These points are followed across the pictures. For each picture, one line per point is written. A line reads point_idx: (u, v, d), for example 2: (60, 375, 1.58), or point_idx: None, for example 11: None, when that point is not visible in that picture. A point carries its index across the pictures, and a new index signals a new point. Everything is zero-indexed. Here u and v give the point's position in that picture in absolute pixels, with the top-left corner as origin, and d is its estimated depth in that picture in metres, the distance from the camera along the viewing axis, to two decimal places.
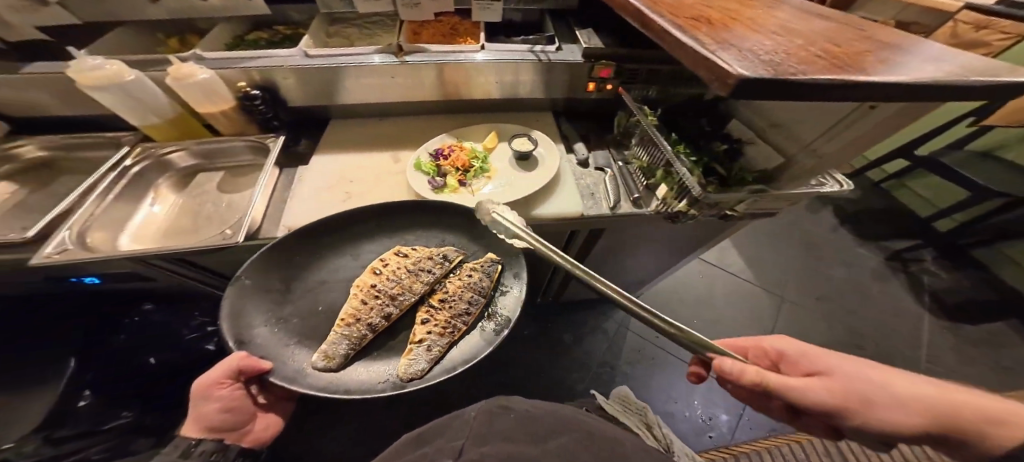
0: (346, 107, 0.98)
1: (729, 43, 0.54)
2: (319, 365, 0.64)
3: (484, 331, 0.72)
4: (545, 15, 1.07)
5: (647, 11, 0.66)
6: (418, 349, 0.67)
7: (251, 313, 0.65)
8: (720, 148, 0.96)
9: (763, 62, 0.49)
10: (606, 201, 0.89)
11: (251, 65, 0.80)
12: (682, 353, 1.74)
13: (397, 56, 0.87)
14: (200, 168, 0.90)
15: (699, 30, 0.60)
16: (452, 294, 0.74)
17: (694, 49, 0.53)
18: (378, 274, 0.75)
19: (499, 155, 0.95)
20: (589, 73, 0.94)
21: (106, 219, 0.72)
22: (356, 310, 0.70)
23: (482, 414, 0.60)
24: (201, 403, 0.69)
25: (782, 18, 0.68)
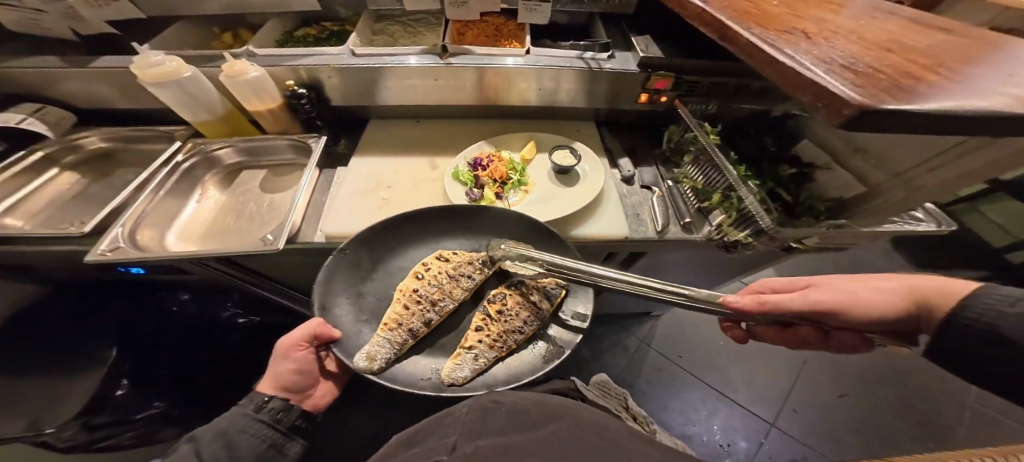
0: (386, 108, 0.96)
1: (836, 66, 0.48)
2: (359, 366, 0.60)
3: (534, 353, 0.69)
4: (595, 18, 1.00)
5: (732, 24, 0.61)
6: (467, 355, 0.65)
7: (338, 283, 0.70)
8: (786, 172, 0.88)
9: (887, 89, 0.42)
10: (653, 224, 0.83)
11: (299, 63, 0.79)
12: (710, 377, 1.62)
13: (443, 58, 0.84)
14: (243, 165, 0.92)
15: (795, 48, 0.53)
16: (510, 308, 0.70)
17: (796, 68, 0.48)
18: (420, 278, 0.73)
19: (537, 167, 0.90)
20: (644, 84, 0.88)
21: (156, 215, 0.77)
22: (399, 314, 0.68)
23: (472, 410, 0.53)
24: (280, 360, 0.72)
25: (892, 33, 0.59)
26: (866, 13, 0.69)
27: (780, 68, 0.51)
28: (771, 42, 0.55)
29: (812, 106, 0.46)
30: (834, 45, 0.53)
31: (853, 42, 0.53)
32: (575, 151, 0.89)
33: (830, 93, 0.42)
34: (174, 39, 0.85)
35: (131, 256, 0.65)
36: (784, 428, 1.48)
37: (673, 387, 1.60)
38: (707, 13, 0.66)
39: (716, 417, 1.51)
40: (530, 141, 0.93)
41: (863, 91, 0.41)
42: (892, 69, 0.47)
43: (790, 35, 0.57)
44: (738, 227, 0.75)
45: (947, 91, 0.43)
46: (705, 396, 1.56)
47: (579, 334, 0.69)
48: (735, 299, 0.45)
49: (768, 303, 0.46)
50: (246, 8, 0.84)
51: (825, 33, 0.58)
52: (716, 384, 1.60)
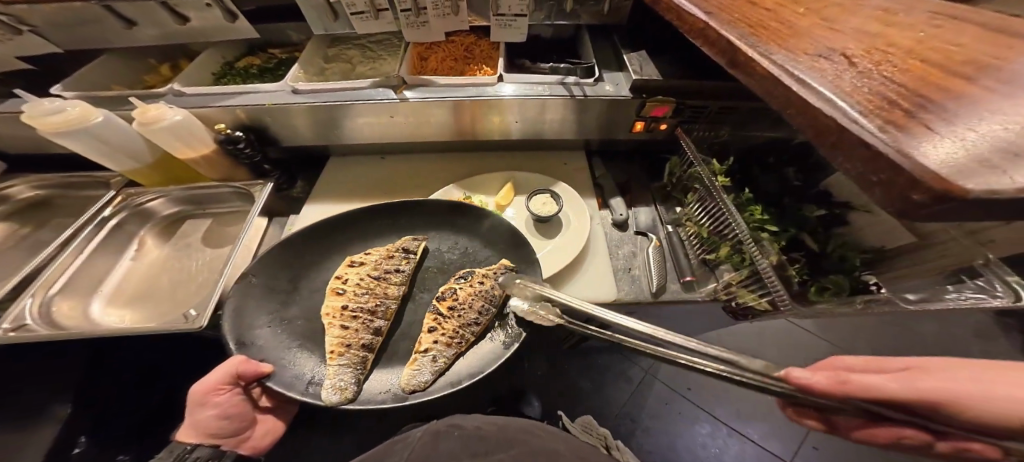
0: (344, 146, 0.85)
1: (900, 111, 0.33)
2: (331, 399, 0.54)
3: (494, 342, 0.61)
4: (583, 30, 0.85)
5: (745, 44, 0.47)
6: (423, 358, 0.58)
7: (253, 313, 0.62)
8: (816, 213, 0.72)
9: (1000, 152, 0.27)
10: (648, 280, 0.69)
11: (232, 104, 0.67)
12: (722, 410, 1.45)
13: (400, 91, 0.72)
14: (183, 214, 0.81)
15: (833, 82, 0.38)
16: (462, 301, 0.62)
17: (838, 117, 0.34)
18: (343, 293, 0.65)
19: (514, 213, 0.77)
20: (639, 112, 0.75)
21: (78, 281, 0.67)
22: (342, 337, 0.60)
23: (427, 435, 0.61)
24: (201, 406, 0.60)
25: (971, 48, 0.44)
26: (922, 19, 0.53)
27: (815, 113, 0.37)
28: (799, 71, 0.40)
29: (862, 176, 0.32)
30: (889, 76, 0.39)
31: (914, 73, 0.39)
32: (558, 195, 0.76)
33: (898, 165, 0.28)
34: (98, 76, 0.75)
35: (30, 336, 0.55)
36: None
37: (681, 422, 1.43)
38: (712, 28, 0.51)
39: (728, 455, 1.35)
40: (507, 183, 0.80)
41: (958, 165, 0.26)
42: (997, 108, 0.31)
43: (826, 60, 0.42)
44: (752, 288, 0.60)
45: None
46: (717, 432, 1.39)
47: None
48: (800, 375, 0.27)
49: (849, 385, 0.25)
50: (174, 38, 0.73)
51: (873, 56, 0.43)
52: (727, 418, 1.42)
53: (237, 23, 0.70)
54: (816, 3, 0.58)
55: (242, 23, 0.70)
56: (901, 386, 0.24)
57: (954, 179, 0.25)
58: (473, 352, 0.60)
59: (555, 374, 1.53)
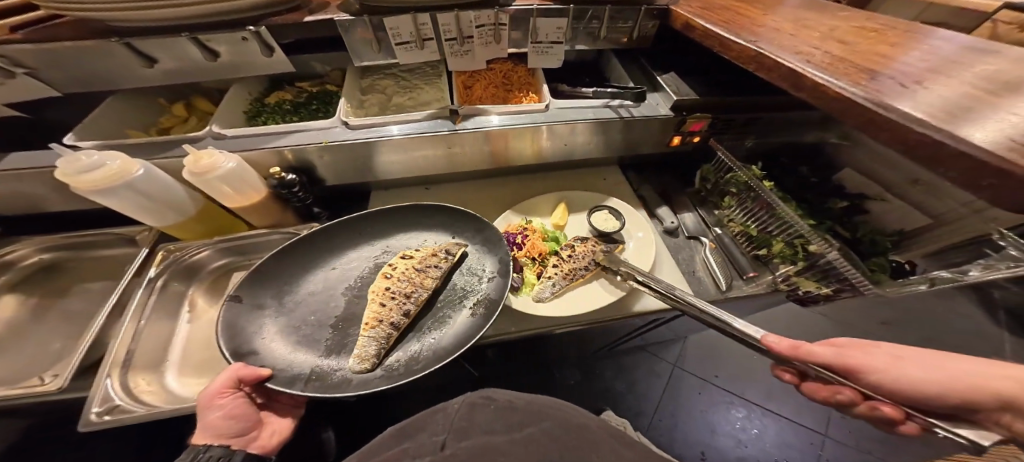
0: (386, 179, 0.80)
1: (981, 119, 0.36)
2: (354, 368, 0.54)
3: (468, 317, 0.61)
4: (607, 54, 0.90)
5: (793, 62, 0.52)
6: (545, 282, 0.65)
7: (247, 326, 0.58)
8: (838, 206, 0.79)
9: None
10: (713, 280, 0.72)
11: (283, 144, 0.62)
12: (752, 393, 1.48)
13: (456, 122, 0.71)
14: (232, 266, 0.74)
15: (903, 96, 0.42)
16: (579, 253, 0.69)
17: (915, 123, 0.38)
18: (389, 278, 0.65)
19: (574, 231, 0.78)
20: (678, 128, 0.78)
21: (146, 352, 0.58)
22: (377, 312, 0.59)
23: (463, 406, 0.53)
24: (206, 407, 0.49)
25: (974, 55, 0.49)
26: (912, 31, 0.61)
27: (904, 129, 0.39)
28: (856, 85, 0.45)
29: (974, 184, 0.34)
30: (935, 84, 0.43)
31: (957, 78, 0.44)
32: (615, 210, 0.78)
33: (1005, 170, 0.30)
34: (108, 122, 0.68)
35: (143, 416, 0.49)
36: (838, 437, 1.37)
37: (719, 408, 1.45)
38: (766, 54, 0.54)
39: (767, 434, 1.39)
40: (560, 203, 0.80)
41: None
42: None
43: (876, 79, 0.46)
44: (814, 277, 0.65)
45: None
46: (751, 412, 1.43)
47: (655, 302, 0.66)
48: (771, 340, 0.45)
49: (800, 349, 0.44)
50: (197, 76, 0.67)
51: (910, 67, 0.48)
52: (758, 399, 1.46)
53: (272, 57, 0.66)
54: (821, 29, 0.62)
55: (279, 57, 0.66)
56: (832, 354, 0.45)
57: None
58: (449, 328, 0.60)
59: (590, 381, 1.53)
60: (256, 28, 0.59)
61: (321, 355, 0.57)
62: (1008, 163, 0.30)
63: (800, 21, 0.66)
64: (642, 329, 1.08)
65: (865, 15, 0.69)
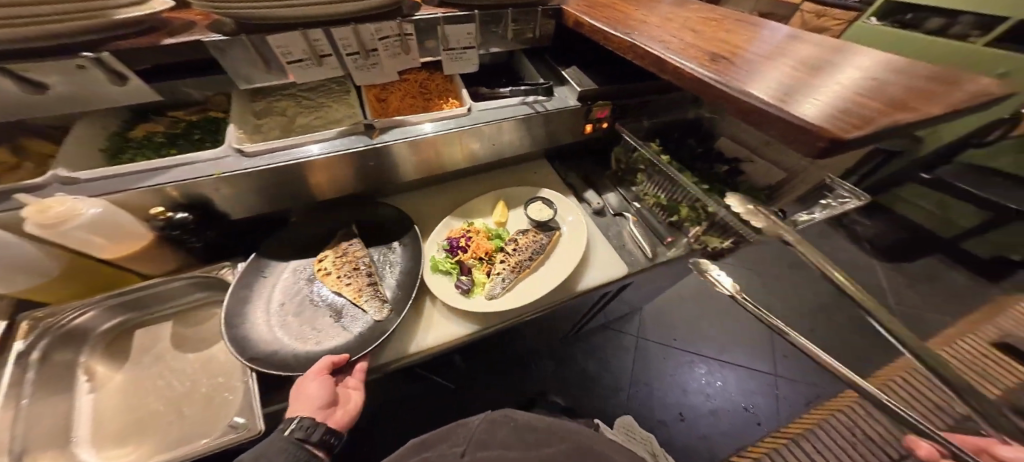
0: (304, 204, 0.73)
1: (784, 89, 0.47)
2: (380, 314, 0.61)
3: (404, 248, 0.72)
4: (517, 54, 0.94)
5: (661, 52, 0.60)
6: (495, 278, 0.68)
7: (276, 357, 0.56)
8: (721, 171, 0.91)
9: (841, 105, 0.42)
10: (641, 251, 0.82)
11: (162, 182, 0.53)
12: (702, 347, 1.77)
13: (373, 136, 0.67)
14: (131, 322, 0.67)
15: (736, 75, 0.52)
16: (523, 245, 0.73)
17: (746, 97, 0.48)
18: (329, 271, 0.67)
19: (516, 226, 0.81)
20: (587, 116, 0.85)
21: (38, 435, 0.51)
22: (351, 288, 0.64)
23: (484, 422, 0.58)
24: (304, 382, 0.52)
25: (781, 44, 0.63)
26: (743, 20, 0.76)
27: (740, 102, 0.49)
28: (708, 69, 0.55)
29: (787, 140, 0.44)
30: (759, 67, 0.55)
31: (769, 60, 0.57)
32: (548, 201, 0.83)
33: (803, 128, 0.41)
34: None
35: None
36: (788, 376, 1.68)
37: (684, 369, 1.70)
38: (639, 45, 0.63)
39: (729, 384, 1.65)
40: (499, 202, 0.82)
41: (827, 119, 0.40)
42: (825, 84, 0.49)
43: (717, 62, 0.57)
44: (717, 234, 0.75)
45: (895, 100, 0.44)
46: (712, 368, 1.70)
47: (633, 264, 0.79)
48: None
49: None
50: (14, 116, 0.53)
51: (738, 52, 0.60)
52: (713, 354, 1.74)
53: (126, 86, 0.56)
54: (678, 20, 0.74)
55: (136, 84, 0.56)
56: None
57: (833, 129, 0.38)
58: (402, 264, 0.69)
59: (565, 367, 1.68)
60: (96, 54, 0.48)
61: (353, 328, 0.61)
62: (802, 122, 0.41)
63: (665, 14, 0.77)
64: (595, 308, 1.19)
65: (713, 8, 0.84)
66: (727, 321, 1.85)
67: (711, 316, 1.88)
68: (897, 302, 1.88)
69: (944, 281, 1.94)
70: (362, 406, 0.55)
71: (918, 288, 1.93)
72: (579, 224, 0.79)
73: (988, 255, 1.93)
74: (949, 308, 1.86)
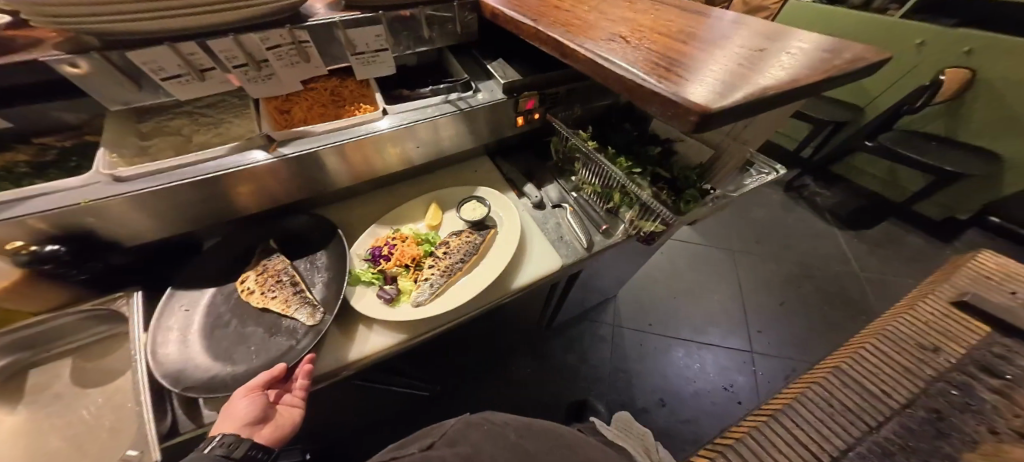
0: (212, 224, 0.68)
1: (665, 69, 0.48)
2: (312, 322, 0.60)
3: (332, 256, 0.68)
4: (444, 52, 0.90)
5: (564, 38, 0.59)
6: (424, 284, 0.66)
7: (212, 380, 0.53)
8: (656, 151, 0.90)
9: (712, 83, 0.44)
10: (579, 241, 0.82)
11: (14, 216, 0.47)
12: (679, 331, 1.79)
13: (271, 150, 0.63)
14: (19, 366, 0.61)
15: (627, 57, 0.52)
16: (453, 247, 0.72)
17: (634, 78, 0.47)
18: (250, 290, 0.63)
19: (449, 229, 0.78)
20: (516, 109, 0.85)
21: None
22: (277, 304, 0.61)
23: (460, 423, 0.59)
24: (234, 402, 0.50)
25: (682, 22, 0.64)
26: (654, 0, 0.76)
27: (628, 82, 0.49)
28: (603, 53, 0.54)
29: (666, 116, 0.44)
30: (653, 46, 0.55)
31: (662, 39, 0.57)
32: (483, 199, 0.81)
33: (680, 105, 0.41)
34: None
35: None
36: (763, 350, 1.71)
37: (662, 353, 1.72)
38: (543, 31, 0.62)
39: (708, 364, 1.68)
40: (432, 204, 0.80)
41: (700, 96, 0.41)
42: (717, 60, 0.50)
43: (613, 42, 0.57)
44: (647, 218, 0.75)
45: (763, 74, 0.46)
46: (689, 350, 1.72)
47: (573, 253, 0.80)
48: None
49: None
50: None
51: (638, 32, 0.60)
52: (690, 336, 1.76)
53: None
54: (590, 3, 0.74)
55: None
56: None
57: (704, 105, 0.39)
58: (327, 277, 0.66)
59: (543, 364, 1.68)
60: None
61: (288, 340, 0.58)
62: (677, 99, 0.41)
63: None
64: (553, 300, 1.18)
65: None
66: (699, 301, 1.88)
67: (683, 296, 1.90)
68: (862, 268, 1.95)
69: (899, 242, 2.04)
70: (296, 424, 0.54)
71: (878, 252, 2.01)
72: (512, 220, 0.78)
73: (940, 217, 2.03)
74: (901, 269, 1.94)
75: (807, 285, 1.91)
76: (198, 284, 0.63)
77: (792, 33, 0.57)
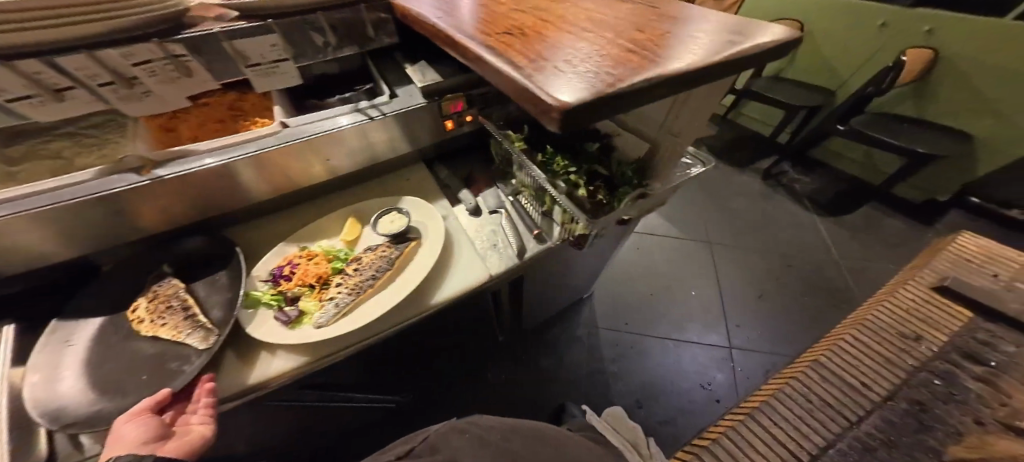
0: (102, 250, 0.64)
1: (541, 62, 0.42)
2: (207, 343, 0.56)
3: (237, 278, 0.64)
4: (366, 60, 0.83)
5: (450, 33, 0.53)
6: (328, 304, 0.63)
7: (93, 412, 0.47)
8: (593, 147, 0.83)
9: (584, 76, 0.37)
10: (510, 248, 0.78)
11: None
12: (657, 330, 1.74)
13: (143, 173, 0.57)
14: None
15: (507, 49, 0.46)
16: (365, 263, 0.68)
17: (504, 74, 0.41)
18: (140, 321, 0.58)
19: (367, 243, 0.75)
20: (441, 113, 0.80)
21: None
22: (167, 332, 0.57)
23: (444, 429, 0.60)
24: (116, 432, 0.45)
25: (587, 11, 0.58)
26: None
27: (501, 80, 0.42)
28: (486, 46, 0.48)
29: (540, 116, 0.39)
30: (548, 36, 0.49)
31: (560, 28, 0.51)
32: (404, 209, 0.77)
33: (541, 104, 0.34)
34: None
35: None
36: (742, 345, 1.66)
37: (639, 353, 1.67)
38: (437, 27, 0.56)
39: (686, 362, 1.63)
40: (350, 218, 0.77)
41: (563, 92, 0.34)
42: (603, 51, 0.44)
43: (506, 34, 0.51)
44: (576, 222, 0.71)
45: (649, 62, 0.40)
46: (667, 349, 1.67)
47: (501, 260, 0.76)
48: None
49: None
50: None
51: (539, 22, 0.54)
52: (668, 334, 1.71)
53: None
54: None
55: None
56: None
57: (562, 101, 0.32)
58: (226, 302, 0.61)
59: (518, 370, 1.63)
60: None
61: (183, 365, 0.54)
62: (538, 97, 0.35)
63: None
64: (509, 305, 1.15)
65: None
66: (677, 297, 1.83)
67: (661, 293, 1.85)
68: (843, 254, 1.91)
69: (881, 227, 1.99)
70: (207, 440, 0.50)
71: (861, 237, 1.96)
72: (434, 230, 0.75)
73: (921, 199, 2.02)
74: (884, 253, 1.90)
75: (788, 275, 1.86)
76: (84, 315, 0.59)
77: (703, 19, 0.52)
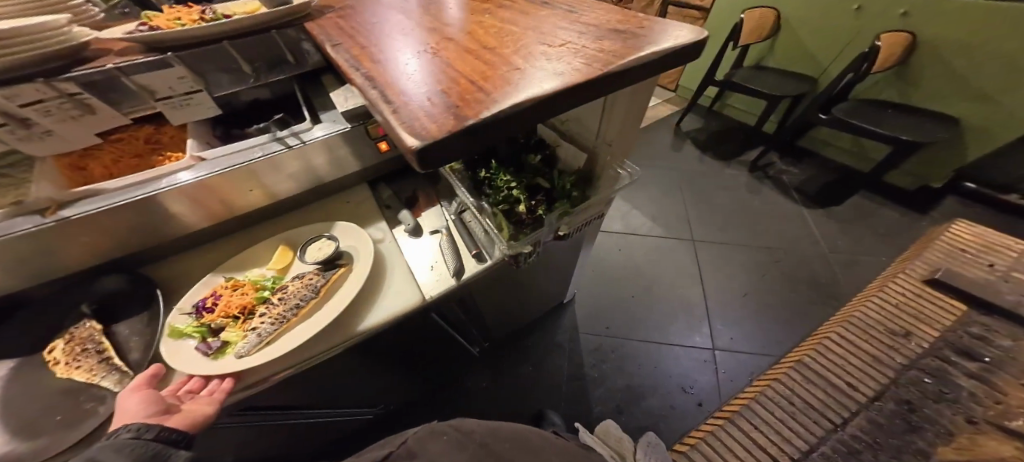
0: (22, 293, 0.63)
1: (417, 86, 0.37)
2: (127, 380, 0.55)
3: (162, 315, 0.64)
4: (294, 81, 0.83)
5: (343, 53, 0.48)
6: (251, 333, 0.62)
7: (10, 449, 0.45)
8: (535, 160, 0.79)
9: (454, 105, 0.33)
10: (448, 268, 0.76)
11: None
12: (639, 333, 1.70)
13: (48, 213, 0.55)
14: None
15: (390, 71, 0.42)
16: (290, 292, 0.67)
17: (374, 98, 0.37)
18: (53, 362, 0.56)
19: (297, 271, 0.74)
20: (370, 135, 0.77)
21: None
22: (83, 372, 0.55)
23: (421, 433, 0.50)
24: (120, 404, 0.48)
25: (496, 26, 0.55)
26: None
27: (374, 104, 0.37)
28: (370, 67, 0.43)
29: None
30: (439, 55, 0.46)
31: (456, 46, 0.48)
32: (335, 236, 0.77)
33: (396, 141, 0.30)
34: None
35: None
36: (726, 346, 1.61)
37: (622, 358, 1.64)
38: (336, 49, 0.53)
39: (669, 365, 1.59)
40: (280, 247, 0.76)
41: (416, 128, 0.29)
42: (491, 71, 0.40)
43: (396, 53, 0.47)
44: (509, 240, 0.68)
45: (526, 84, 0.37)
46: (650, 352, 1.64)
47: (437, 282, 0.74)
48: None
49: None
50: None
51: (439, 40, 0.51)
52: (652, 337, 1.68)
53: None
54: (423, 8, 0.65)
55: None
56: None
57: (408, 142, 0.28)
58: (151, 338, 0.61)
59: (497, 379, 1.62)
60: None
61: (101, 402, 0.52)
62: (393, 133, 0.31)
63: None
64: (470, 319, 1.14)
65: None
66: (660, 299, 1.79)
67: (643, 295, 1.81)
68: (832, 247, 1.85)
69: (871, 216, 1.92)
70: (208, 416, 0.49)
71: (851, 228, 1.90)
72: (366, 254, 0.74)
73: (912, 186, 1.95)
74: (875, 245, 1.83)
75: (774, 271, 1.81)
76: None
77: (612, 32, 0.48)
